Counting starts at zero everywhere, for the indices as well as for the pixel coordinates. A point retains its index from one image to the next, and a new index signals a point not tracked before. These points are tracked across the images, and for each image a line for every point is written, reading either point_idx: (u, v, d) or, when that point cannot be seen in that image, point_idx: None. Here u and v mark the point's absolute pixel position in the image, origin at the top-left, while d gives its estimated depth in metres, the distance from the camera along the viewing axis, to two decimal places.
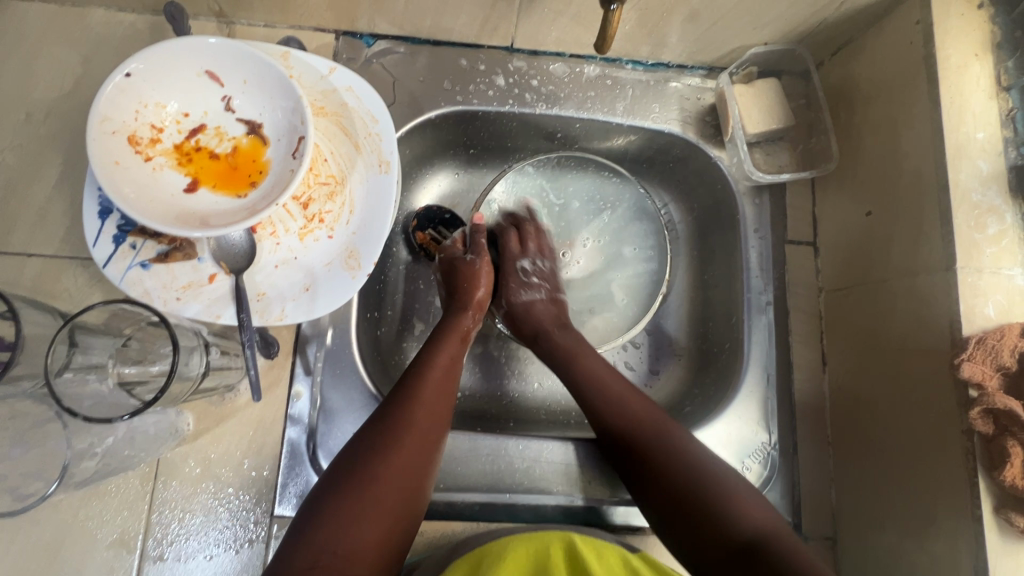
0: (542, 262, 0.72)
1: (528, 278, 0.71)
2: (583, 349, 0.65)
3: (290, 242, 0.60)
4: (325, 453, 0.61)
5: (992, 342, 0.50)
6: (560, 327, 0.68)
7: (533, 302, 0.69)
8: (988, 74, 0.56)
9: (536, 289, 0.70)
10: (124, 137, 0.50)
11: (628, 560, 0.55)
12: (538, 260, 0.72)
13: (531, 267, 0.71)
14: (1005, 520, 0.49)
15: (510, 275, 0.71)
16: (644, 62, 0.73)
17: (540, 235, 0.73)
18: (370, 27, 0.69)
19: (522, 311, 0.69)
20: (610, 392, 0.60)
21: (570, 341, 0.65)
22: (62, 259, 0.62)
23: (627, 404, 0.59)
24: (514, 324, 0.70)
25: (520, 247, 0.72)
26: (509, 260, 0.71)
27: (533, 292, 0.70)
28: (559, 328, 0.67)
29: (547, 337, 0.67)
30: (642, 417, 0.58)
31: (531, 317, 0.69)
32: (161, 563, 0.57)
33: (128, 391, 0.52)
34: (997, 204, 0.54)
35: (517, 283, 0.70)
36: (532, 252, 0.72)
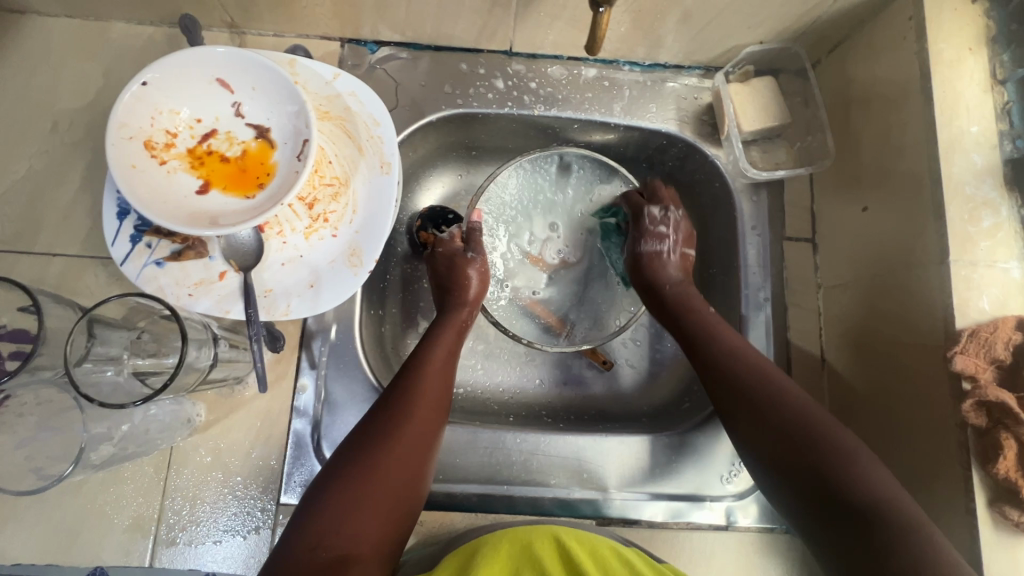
0: (675, 222, 0.70)
1: (663, 229, 0.69)
2: (699, 303, 0.65)
3: (296, 241, 0.62)
4: (329, 443, 0.63)
5: (986, 335, 0.50)
6: (684, 288, 0.68)
7: (656, 252, 0.69)
8: (982, 69, 0.56)
9: (660, 240, 0.69)
10: (141, 142, 0.54)
11: (620, 552, 0.56)
12: (662, 210, 0.70)
13: (661, 215, 0.70)
14: (999, 512, 0.48)
15: (643, 224, 0.70)
16: (641, 63, 0.75)
17: (669, 199, 0.71)
18: (374, 34, 0.71)
19: (645, 262, 0.69)
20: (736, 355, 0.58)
21: (680, 292, 0.67)
22: (84, 258, 0.65)
23: (761, 366, 0.57)
24: (638, 272, 0.69)
25: (653, 198, 0.71)
26: (641, 212, 0.71)
27: (658, 243, 0.69)
28: (676, 283, 0.68)
29: (662, 287, 0.68)
30: (743, 361, 0.58)
31: (653, 268, 0.68)
32: (174, 547, 0.59)
33: (142, 380, 0.54)
34: (992, 198, 0.54)
35: (646, 232, 0.70)
36: (666, 203, 0.71)
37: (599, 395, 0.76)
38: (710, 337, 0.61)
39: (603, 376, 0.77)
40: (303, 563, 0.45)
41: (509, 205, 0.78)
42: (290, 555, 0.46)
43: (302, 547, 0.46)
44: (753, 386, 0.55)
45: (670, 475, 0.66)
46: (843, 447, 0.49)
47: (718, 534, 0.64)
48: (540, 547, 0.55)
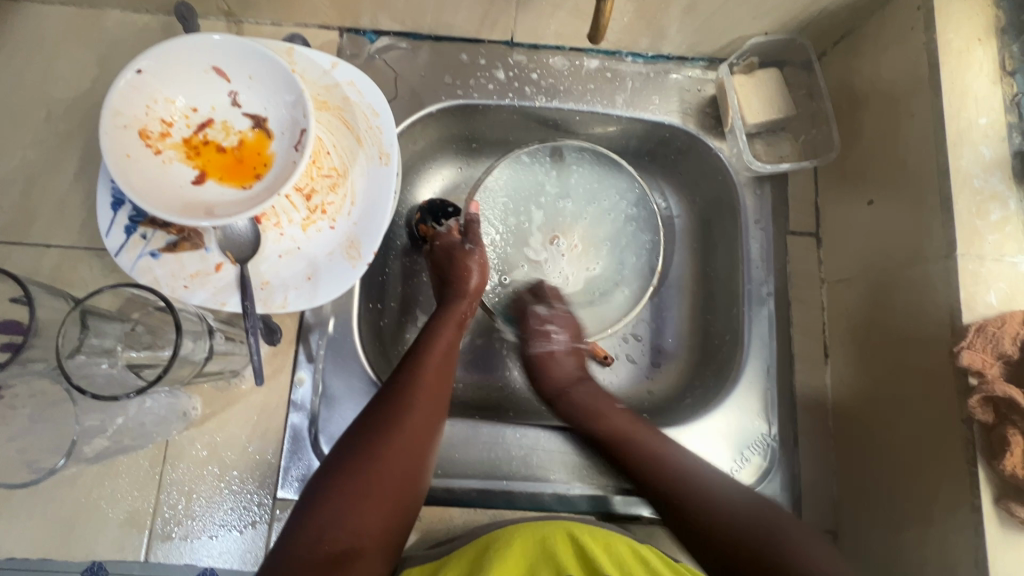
0: (560, 311, 0.73)
1: (547, 324, 0.71)
2: (600, 399, 0.67)
3: (294, 232, 0.62)
4: (326, 437, 0.62)
5: (993, 330, 0.49)
6: (584, 384, 0.69)
7: (550, 352, 0.71)
8: (991, 59, 0.55)
9: (552, 338, 0.71)
10: (136, 131, 0.53)
11: (636, 550, 0.55)
12: (548, 307, 0.73)
13: (547, 314, 0.72)
14: (1005, 509, 0.47)
15: (531, 324, 0.72)
16: (644, 54, 0.74)
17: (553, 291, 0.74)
18: (373, 23, 0.70)
19: (542, 364, 0.70)
20: (660, 457, 0.60)
21: (586, 396, 0.68)
22: (78, 250, 0.65)
23: (685, 466, 0.59)
24: (534, 379, 0.71)
25: (533, 296, 0.74)
26: (525, 314, 0.73)
27: (551, 341, 0.71)
28: (580, 381, 0.69)
29: (567, 408, 0.67)
30: (669, 467, 0.59)
31: (550, 371, 0.70)
32: (169, 542, 0.59)
33: (136, 371, 0.53)
34: (1000, 190, 0.53)
35: (535, 333, 0.71)
36: (546, 298, 0.74)
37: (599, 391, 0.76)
38: (632, 439, 0.62)
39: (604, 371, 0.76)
40: (308, 558, 0.45)
41: (509, 197, 0.77)
42: (295, 549, 0.46)
43: (308, 540, 0.46)
44: (690, 489, 0.57)
45: None
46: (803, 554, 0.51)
47: None
48: (557, 543, 0.54)
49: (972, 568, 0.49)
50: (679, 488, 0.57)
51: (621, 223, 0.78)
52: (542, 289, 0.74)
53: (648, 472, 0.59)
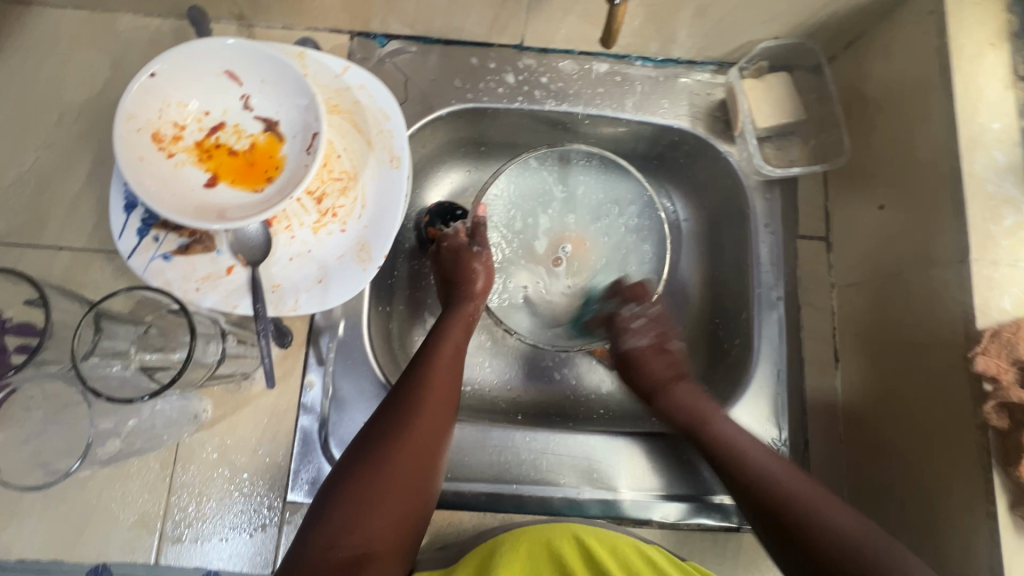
0: (649, 309, 0.72)
1: (635, 322, 0.71)
2: (695, 397, 0.65)
3: (304, 235, 0.62)
4: (336, 440, 0.62)
5: (1008, 335, 0.49)
6: (679, 379, 0.67)
7: (641, 349, 0.70)
8: (1004, 64, 0.55)
9: (639, 335, 0.70)
10: (149, 135, 0.53)
11: (641, 549, 0.55)
12: (636, 306, 0.72)
13: (637, 313, 0.71)
14: (1021, 516, 0.47)
15: (619, 324, 0.71)
16: (653, 58, 0.74)
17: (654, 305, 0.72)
18: (383, 27, 0.70)
19: (632, 360, 0.69)
20: (759, 460, 0.57)
21: (688, 394, 0.65)
22: (90, 252, 0.65)
23: (784, 470, 0.56)
24: (628, 375, 0.70)
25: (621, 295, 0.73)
26: (613, 312, 0.72)
27: (642, 337, 0.70)
28: (677, 377, 0.67)
29: (657, 398, 0.67)
30: (735, 439, 0.59)
31: (643, 366, 0.68)
32: (180, 545, 0.59)
33: (149, 374, 0.53)
34: (1014, 195, 0.53)
35: (625, 330, 0.71)
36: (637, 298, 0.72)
37: (607, 395, 0.75)
38: (728, 440, 0.59)
39: (612, 374, 0.76)
40: (321, 566, 0.46)
41: (515, 200, 0.78)
42: (307, 555, 0.46)
43: (319, 546, 0.47)
44: (790, 494, 0.53)
45: (681, 475, 0.65)
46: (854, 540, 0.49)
47: (730, 536, 0.63)
48: (562, 546, 0.54)
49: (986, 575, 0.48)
50: (758, 476, 0.55)
51: (627, 224, 0.78)
52: (642, 288, 0.72)
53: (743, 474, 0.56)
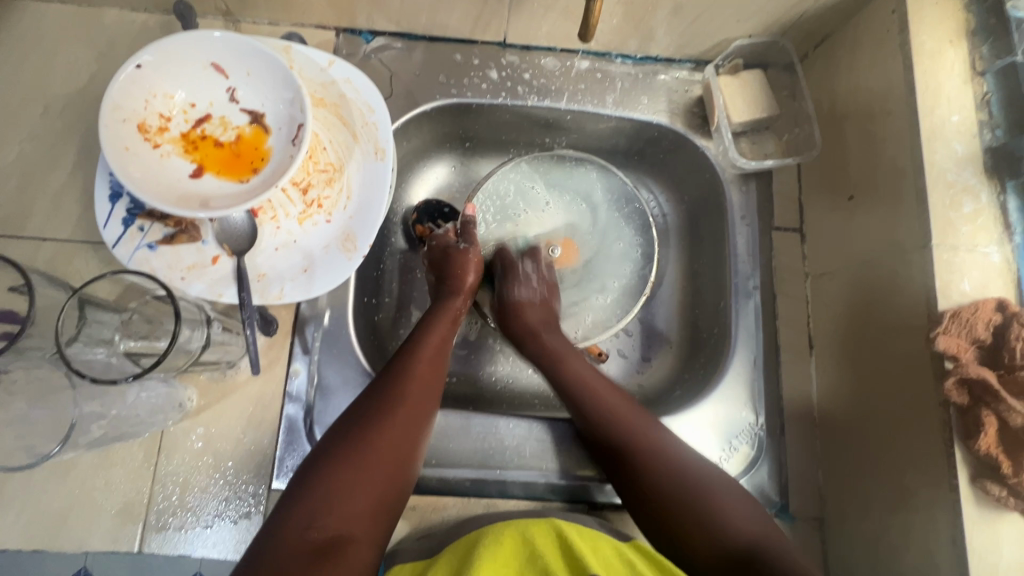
0: (541, 269, 0.75)
1: (527, 276, 0.73)
2: (566, 349, 0.68)
3: (290, 226, 0.63)
4: (322, 428, 0.63)
5: (967, 316, 0.51)
6: (551, 328, 0.70)
7: (525, 301, 0.71)
8: (963, 60, 0.58)
9: (529, 289, 0.72)
10: (134, 125, 0.54)
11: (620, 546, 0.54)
12: (531, 263, 0.75)
13: (530, 270, 0.74)
14: (981, 488, 0.49)
15: (510, 275, 0.73)
16: (633, 56, 0.76)
17: (546, 271, 0.75)
18: (369, 23, 0.72)
19: (515, 307, 0.70)
20: (671, 455, 0.57)
21: (559, 344, 0.68)
22: (75, 244, 0.65)
23: (699, 467, 0.57)
24: (505, 323, 0.71)
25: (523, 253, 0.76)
26: (511, 265, 0.74)
27: (529, 291, 0.72)
28: (548, 329, 0.70)
29: (535, 341, 0.69)
30: (628, 422, 0.60)
31: (522, 315, 0.70)
32: (164, 533, 0.59)
33: (134, 360, 0.53)
34: (973, 184, 0.55)
35: (514, 280, 0.73)
36: (532, 256, 0.75)
37: None
38: (641, 433, 0.59)
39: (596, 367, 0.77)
40: (297, 548, 0.45)
41: (511, 195, 0.79)
42: (285, 534, 0.46)
43: (296, 527, 0.46)
44: (693, 495, 0.54)
45: None
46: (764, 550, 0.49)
47: None
48: (540, 541, 0.53)
49: (949, 546, 0.50)
50: (653, 471, 0.56)
51: (624, 248, 0.79)
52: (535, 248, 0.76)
53: (652, 472, 0.56)
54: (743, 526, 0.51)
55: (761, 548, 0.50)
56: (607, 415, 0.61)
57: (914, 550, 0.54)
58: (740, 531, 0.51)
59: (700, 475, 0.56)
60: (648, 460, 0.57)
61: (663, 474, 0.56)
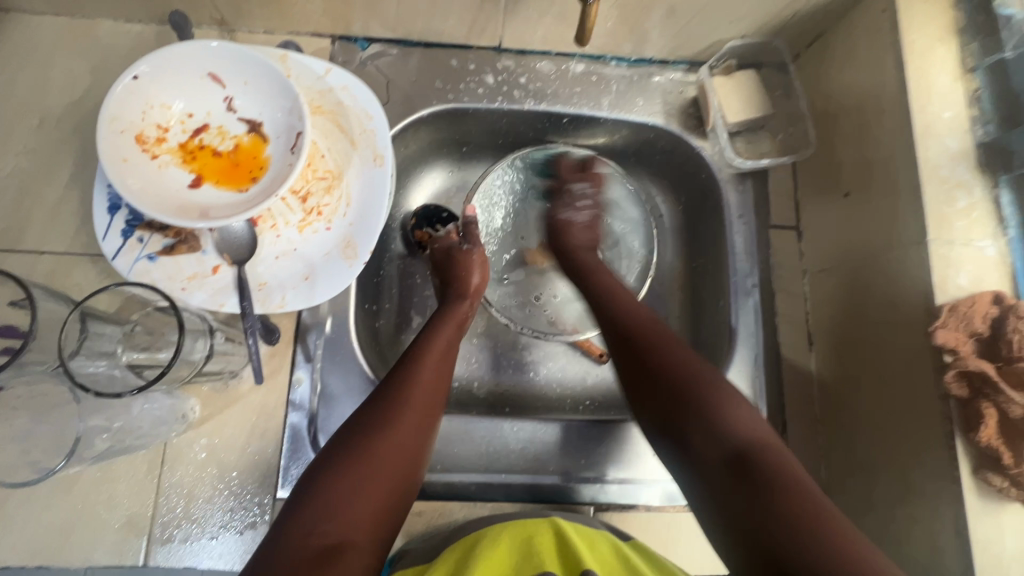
0: (592, 190, 0.76)
1: (581, 197, 0.76)
2: (619, 287, 0.66)
3: (290, 234, 0.63)
4: (326, 436, 0.63)
5: (965, 309, 0.52)
6: (591, 250, 0.72)
7: (573, 221, 0.74)
8: (953, 57, 0.59)
9: (580, 210, 0.75)
10: (132, 136, 0.54)
11: (618, 547, 0.56)
12: (589, 184, 0.76)
13: (583, 190, 0.76)
14: (983, 479, 0.50)
15: (562, 196, 0.77)
16: (628, 58, 0.76)
17: (591, 191, 0.76)
18: (364, 30, 0.72)
19: (563, 227, 0.74)
20: (692, 369, 0.54)
21: (591, 260, 0.70)
22: (73, 256, 0.65)
23: (723, 386, 0.52)
24: (551, 237, 0.74)
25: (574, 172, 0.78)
26: (563, 185, 0.77)
27: (579, 213, 0.75)
28: (589, 247, 0.72)
29: (577, 255, 0.71)
30: (642, 325, 0.59)
31: (568, 234, 0.73)
32: (169, 545, 0.58)
33: (137, 372, 0.53)
34: (966, 179, 0.56)
35: (568, 202, 0.76)
36: (588, 178, 0.77)
37: (592, 387, 0.77)
38: (654, 327, 0.59)
39: (596, 367, 0.78)
40: (297, 554, 0.44)
41: (518, 191, 0.81)
42: (285, 541, 0.46)
43: (297, 534, 0.46)
44: (691, 384, 0.52)
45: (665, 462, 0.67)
46: (748, 426, 0.49)
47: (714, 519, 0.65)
48: (540, 544, 0.54)
49: (953, 537, 0.51)
50: (663, 363, 0.55)
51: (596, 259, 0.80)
52: (591, 164, 0.78)
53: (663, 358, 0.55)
54: (748, 426, 0.49)
55: (756, 453, 0.46)
56: (643, 322, 0.60)
57: (918, 543, 0.54)
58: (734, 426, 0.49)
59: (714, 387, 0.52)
60: (670, 362, 0.54)
61: (674, 373, 0.53)
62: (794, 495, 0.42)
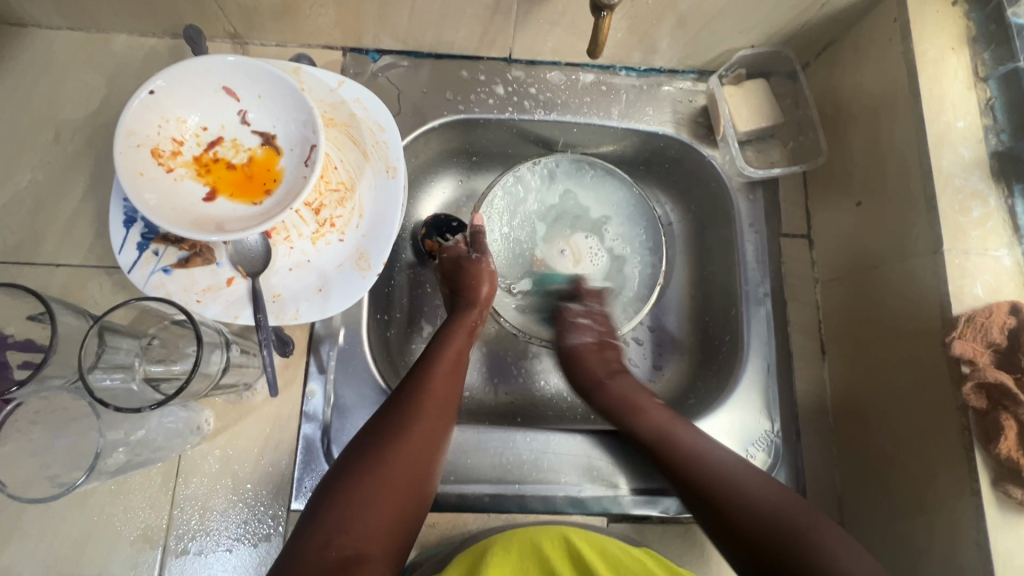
0: (597, 310, 0.75)
1: (580, 325, 0.73)
2: (635, 392, 0.68)
3: (304, 245, 0.63)
4: (339, 447, 0.63)
5: (982, 320, 0.51)
6: (620, 373, 0.70)
7: (585, 346, 0.72)
8: (965, 66, 0.59)
9: (585, 333, 0.73)
10: (148, 150, 0.54)
11: (632, 552, 0.55)
12: (585, 304, 0.75)
13: (582, 310, 0.74)
14: (1003, 492, 0.49)
15: (562, 321, 0.74)
16: (637, 68, 0.77)
17: (603, 310, 0.75)
18: (375, 42, 0.72)
19: (576, 356, 0.72)
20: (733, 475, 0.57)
21: (626, 387, 0.69)
22: (88, 269, 0.65)
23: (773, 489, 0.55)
24: (568, 371, 0.72)
25: (581, 311, 0.74)
26: (562, 313, 0.75)
27: (583, 336, 0.73)
28: (615, 374, 0.70)
29: (600, 392, 0.69)
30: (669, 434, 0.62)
31: (583, 364, 0.71)
32: (184, 558, 0.59)
33: (154, 386, 0.54)
34: (981, 188, 0.56)
35: (569, 328, 0.73)
36: (587, 298, 0.75)
37: None
38: (679, 440, 0.61)
39: None
40: (314, 566, 0.45)
41: (534, 195, 0.80)
42: (301, 553, 0.46)
43: (313, 545, 0.46)
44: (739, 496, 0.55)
45: None
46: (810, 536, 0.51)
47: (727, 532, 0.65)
48: (551, 552, 0.54)
49: (973, 550, 0.50)
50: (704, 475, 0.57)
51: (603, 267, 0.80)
52: (580, 288, 0.76)
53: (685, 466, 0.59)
54: (824, 543, 0.50)
55: (841, 569, 0.48)
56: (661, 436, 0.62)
57: (937, 555, 0.54)
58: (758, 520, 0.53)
59: (747, 487, 0.56)
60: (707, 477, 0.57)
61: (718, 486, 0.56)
62: None
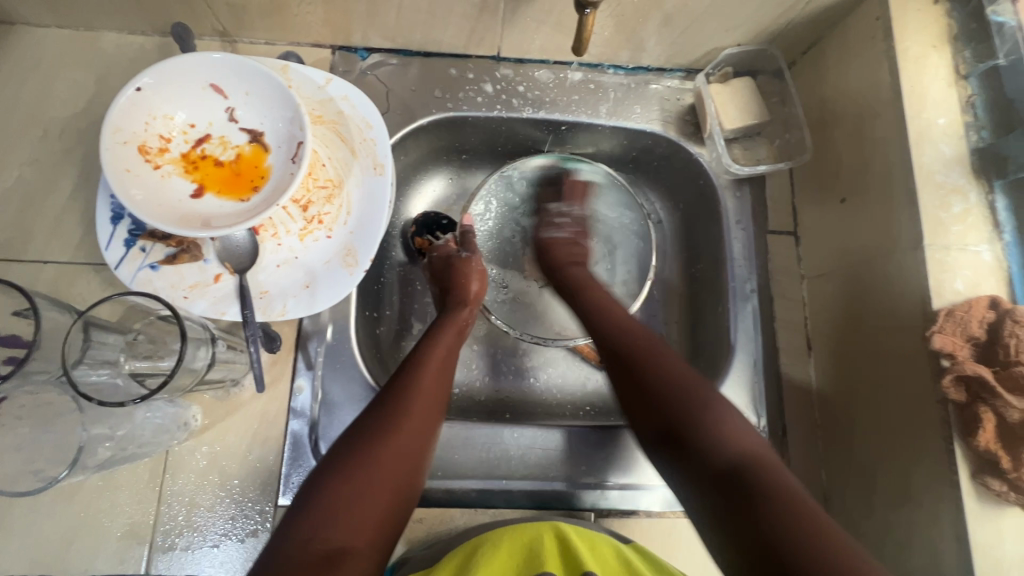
0: (574, 210, 0.78)
1: (559, 220, 0.77)
2: (593, 283, 0.69)
3: (291, 242, 0.63)
4: (327, 443, 0.63)
5: (961, 314, 0.52)
6: (580, 264, 0.73)
7: (556, 238, 0.75)
8: (946, 64, 0.60)
9: (560, 228, 0.76)
10: (135, 147, 0.54)
11: (620, 549, 0.56)
12: (566, 205, 0.78)
13: (563, 210, 0.78)
14: (982, 484, 0.50)
15: (542, 217, 0.78)
16: (625, 66, 0.77)
17: (580, 213, 0.78)
18: (364, 40, 0.73)
19: (548, 244, 0.75)
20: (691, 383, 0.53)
21: (581, 275, 0.71)
22: (76, 265, 0.65)
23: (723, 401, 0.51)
24: (539, 261, 0.75)
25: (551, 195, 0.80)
26: (546, 208, 0.78)
27: (555, 230, 0.76)
28: (575, 261, 0.73)
29: (570, 267, 0.72)
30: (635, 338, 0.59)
31: (551, 250, 0.74)
32: (171, 554, 0.59)
33: (139, 381, 0.54)
34: (961, 184, 0.57)
35: (547, 222, 0.77)
36: (566, 197, 0.78)
37: (593, 392, 0.77)
38: (644, 343, 0.58)
39: (596, 373, 0.78)
40: (298, 560, 0.45)
41: (521, 193, 0.80)
42: (286, 548, 0.46)
43: (299, 540, 0.46)
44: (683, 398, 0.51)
45: None
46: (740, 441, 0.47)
47: None
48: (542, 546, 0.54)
49: (952, 542, 0.51)
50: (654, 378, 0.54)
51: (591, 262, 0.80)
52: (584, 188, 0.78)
53: (659, 374, 0.54)
54: (749, 449, 0.47)
55: (758, 470, 0.45)
56: (627, 339, 0.59)
57: (919, 548, 0.54)
58: (739, 449, 0.47)
59: (702, 387, 0.53)
60: (664, 377, 0.54)
61: (671, 388, 0.53)
62: (805, 526, 0.40)
